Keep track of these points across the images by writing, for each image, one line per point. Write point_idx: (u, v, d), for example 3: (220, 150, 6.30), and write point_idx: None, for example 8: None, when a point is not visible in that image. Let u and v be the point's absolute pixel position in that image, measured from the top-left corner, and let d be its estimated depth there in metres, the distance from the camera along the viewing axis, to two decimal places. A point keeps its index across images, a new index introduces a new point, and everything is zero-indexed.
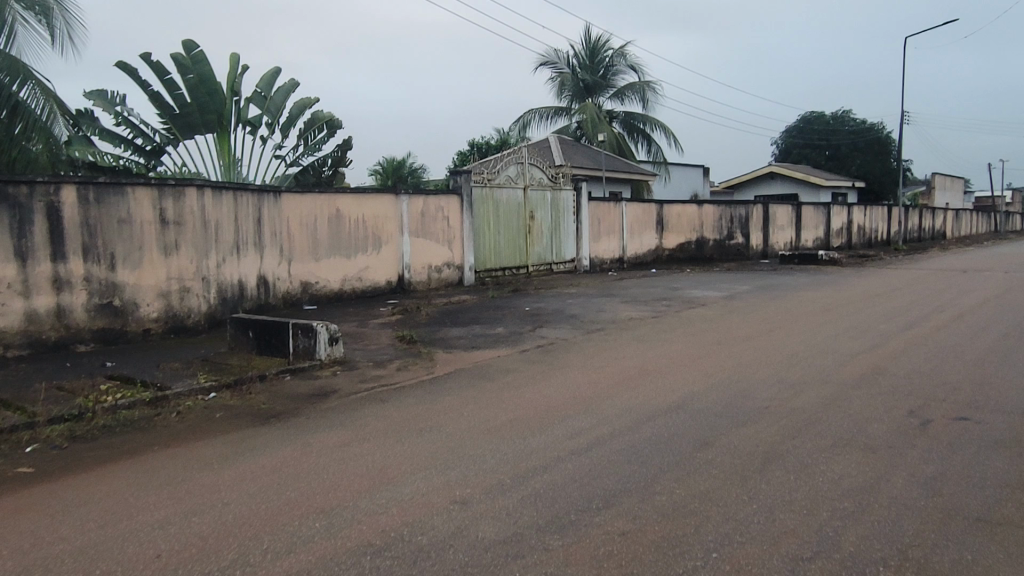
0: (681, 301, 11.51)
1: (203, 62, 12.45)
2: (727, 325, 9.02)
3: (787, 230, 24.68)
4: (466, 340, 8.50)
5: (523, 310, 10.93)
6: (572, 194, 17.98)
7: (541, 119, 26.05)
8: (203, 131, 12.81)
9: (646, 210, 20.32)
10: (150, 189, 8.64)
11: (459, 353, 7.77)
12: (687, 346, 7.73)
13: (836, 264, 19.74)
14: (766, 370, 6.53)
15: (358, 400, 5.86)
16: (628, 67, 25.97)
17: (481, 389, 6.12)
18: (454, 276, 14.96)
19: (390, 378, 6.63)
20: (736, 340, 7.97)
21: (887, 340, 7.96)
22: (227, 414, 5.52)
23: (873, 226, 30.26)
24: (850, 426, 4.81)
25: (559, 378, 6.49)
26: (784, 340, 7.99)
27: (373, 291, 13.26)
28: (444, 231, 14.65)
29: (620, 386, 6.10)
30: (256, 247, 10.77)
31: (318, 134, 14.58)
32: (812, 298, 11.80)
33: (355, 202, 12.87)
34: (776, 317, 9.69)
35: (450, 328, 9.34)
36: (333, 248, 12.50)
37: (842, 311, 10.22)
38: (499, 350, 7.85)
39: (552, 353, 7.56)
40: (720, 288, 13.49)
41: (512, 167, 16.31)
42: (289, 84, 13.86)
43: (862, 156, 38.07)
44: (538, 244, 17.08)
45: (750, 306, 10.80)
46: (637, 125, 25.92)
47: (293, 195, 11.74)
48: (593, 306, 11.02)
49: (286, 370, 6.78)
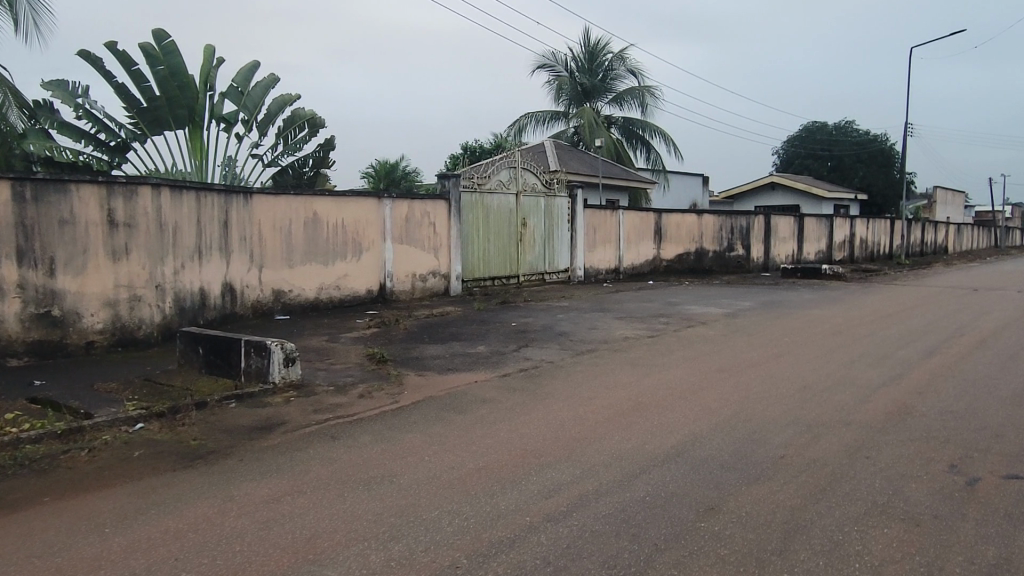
0: (679, 318, 10.72)
1: (174, 53, 11.64)
2: (730, 349, 8.25)
3: (789, 243, 23.92)
4: (442, 360, 7.69)
5: (510, 325, 10.14)
6: (567, 201, 17.22)
7: (537, 124, 25.30)
8: (172, 127, 11.98)
9: (644, 219, 19.59)
10: (97, 187, 7.83)
11: (432, 377, 6.97)
12: (687, 374, 6.94)
13: (841, 278, 18.99)
14: (777, 407, 5.74)
15: (307, 435, 5.05)
16: (628, 71, 25.27)
17: (451, 423, 5.32)
18: (440, 286, 14.15)
19: (349, 407, 5.82)
20: (741, 367, 7.19)
21: (908, 370, 7.20)
22: (150, 451, 4.71)
23: (876, 240, 29.56)
24: (884, 488, 4.03)
25: (542, 410, 5.70)
26: (794, 368, 7.21)
27: (352, 300, 12.45)
28: (431, 238, 13.85)
29: (611, 422, 5.32)
30: (221, 253, 9.96)
31: (299, 133, 13.78)
32: (820, 317, 11.05)
33: (334, 205, 12.08)
34: (782, 338, 8.92)
35: (428, 345, 8.55)
36: (309, 255, 11.70)
37: (854, 333, 9.46)
38: (478, 373, 7.04)
39: (536, 379, 6.77)
40: (720, 304, 12.73)
41: (504, 172, 15.55)
42: (269, 79, 13.08)
43: (865, 167, 37.42)
44: (531, 252, 16.33)
45: (754, 325, 10.02)
46: (636, 131, 25.18)
47: (265, 196, 10.95)
48: (585, 323, 10.24)
49: (231, 396, 5.96)
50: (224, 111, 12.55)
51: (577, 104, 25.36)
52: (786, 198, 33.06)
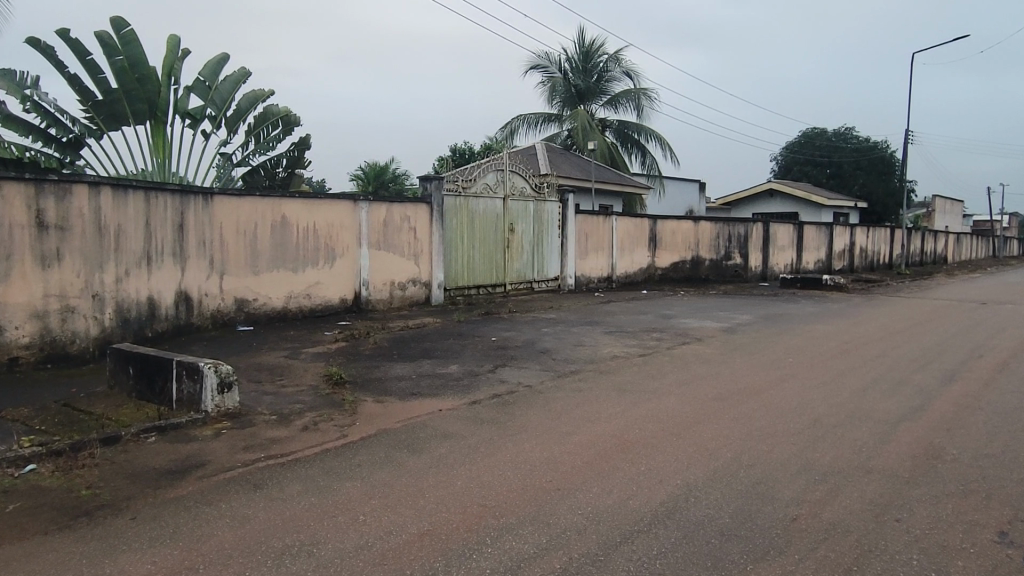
0: (673, 334, 9.91)
1: (133, 43, 10.82)
2: (728, 371, 7.43)
3: (788, 251, 23.17)
4: (406, 382, 6.86)
5: (489, 341, 9.32)
6: (557, 205, 16.43)
7: (529, 126, 24.53)
8: (132, 122, 11.15)
9: (639, 225, 18.82)
10: (24, 185, 7.00)
11: (392, 403, 6.14)
12: (680, 403, 6.13)
13: (843, 289, 18.25)
14: (785, 449, 4.93)
15: (226, 482, 4.23)
16: (623, 73, 24.52)
17: (401, 467, 4.50)
18: (421, 295, 13.34)
19: (287, 443, 5.00)
20: (742, 396, 6.38)
21: (930, 400, 6.40)
22: (30, 503, 3.88)
23: (876, 249, 28.85)
24: (925, 569, 3.22)
25: (511, 449, 4.87)
26: (801, 397, 6.40)
27: (324, 310, 11.63)
28: (411, 244, 13.05)
29: (590, 468, 4.50)
30: (175, 259, 9.14)
31: (272, 130, 12.94)
32: (825, 333, 10.25)
33: (305, 207, 11.27)
34: (785, 359, 8.12)
35: (395, 364, 7.71)
36: (277, 261, 10.88)
37: (863, 353, 8.67)
38: (444, 400, 6.21)
39: (509, 408, 5.94)
40: (718, 317, 11.95)
41: (490, 175, 14.76)
42: (239, 73, 12.27)
43: (865, 175, 36.74)
44: (518, 260, 15.54)
45: (754, 343, 9.22)
46: (631, 134, 24.43)
47: (227, 198, 10.11)
48: (570, 338, 9.44)
49: (151, 429, 5.13)
50: (190, 106, 11.71)
51: (571, 106, 24.61)
52: (784, 205, 32.36)
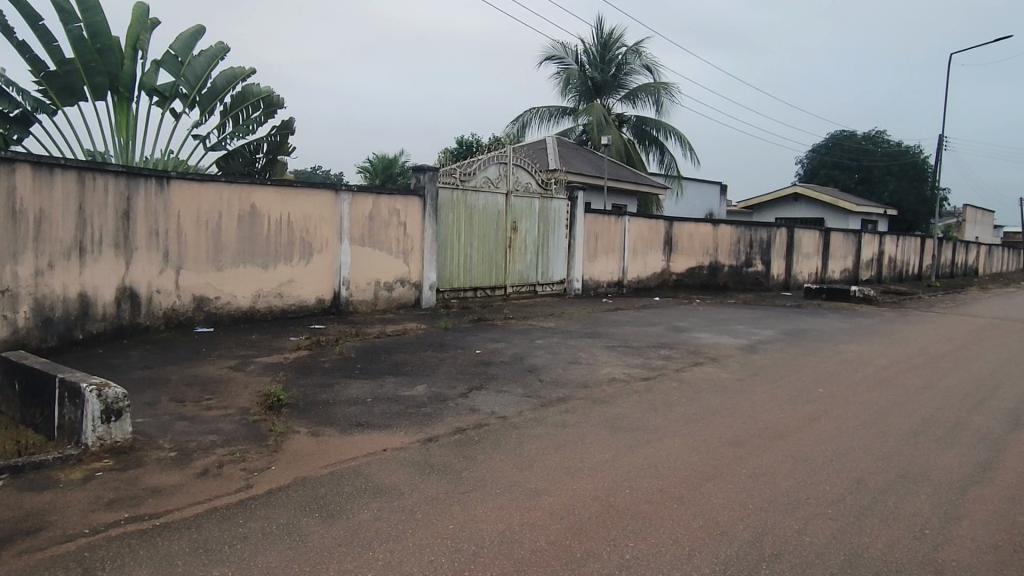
0: (683, 352, 8.66)
1: (93, 9, 9.76)
2: (747, 404, 6.18)
3: (813, 259, 21.72)
4: (356, 408, 5.68)
5: (471, 355, 8.12)
6: (565, 203, 15.21)
7: (542, 120, 23.30)
8: (91, 98, 10.09)
9: (653, 227, 17.58)
10: None
11: (328, 439, 4.95)
12: (686, 450, 4.89)
13: (872, 302, 16.88)
14: (821, 529, 3.69)
15: (53, 563, 3.09)
16: (643, 66, 23.20)
17: (297, 545, 3.31)
18: (409, 296, 12.19)
19: (171, 497, 3.85)
20: (763, 441, 5.14)
21: (999, 454, 5.13)
22: None
23: (906, 259, 27.31)
24: None
25: (456, 517, 3.68)
26: (837, 445, 5.15)
27: (297, 311, 10.52)
28: (400, 240, 11.87)
29: (556, 554, 3.31)
30: (117, 251, 8.06)
31: (252, 112, 11.84)
32: (858, 355, 8.97)
33: (278, 197, 10.15)
34: (814, 389, 6.86)
35: (351, 383, 6.54)
36: (243, 256, 9.77)
37: (907, 383, 7.38)
38: (393, 436, 5.02)
39: (469, 451, 4.74)
40: (737, 332, 10.69)
41: (492, 168, 13.55)
42: (216, 47, 11.22)
43: (896, 181, 35.11)
44: (520, 261, 14.35)
45: (778, 366, 7.95)
46: (649, 131, 23.16)
47: (185, 183, 9.02)
48: (566, 354, 8.25)
49: (2, 470, 4.00)
50: (158, 82, 10.62)
51: (587, 100, 23.36)
52: (809, 210, 30.90)
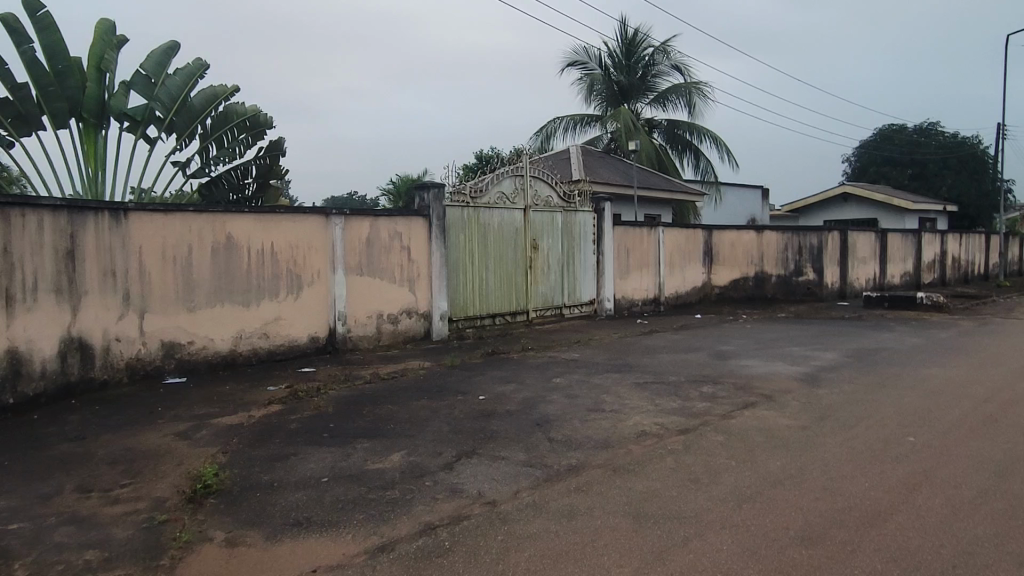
0: (730, 388, 7.15)
1: (48, 29, 8.90)
2: (819, 468, 4.69)
3: (870, 264, 19.84)
4: (302, 495, 4.37)
5: (472, 403, 6.77)
6: (591, 216, 13.82)
7: (567, 130, 21.98)
8: (51, 127, 9.11)
9: (691, 238, 16.11)
10: None
11: (246, 550, 3.64)
12: (739, 557, 3.45)
13: (943, 310, 15.04)
14: None
15: None
16: (672, 66, 21.77)
17: None
18: (418, 328, 10.93)
19: None
20: (849, 536, 3.66)
21: None
22: None
23: (970, 257, 25.11)
24: None
25: None
26: (956, 538, 3.64)
27: (287, 352, 9.34)
28: (404, 265, 10.64)
29: None
30: (58, 297, 6.97)
31: (237, 134, 10.82)
32: (947, 383, 7.34)
33: (259, 225, 9.01)
34: (903, 439, 5.31)
35: (312, 453, 5.24)
36: (220, 293, 8.63)
37: (1020, 424, 5.78)
38: (334, 544, 3.69)
39: (432, 569, 3.38)
40: (795, 355, 9.12)
41: (507, 181, 12.26)
42: (194, 64, 10.28)
43: (954, 175, 32.78)
44: (544, 282, 13.00)
45: (849, 405, 6.41)
46: (682, 135, 21.65)
47: (146, 215, 7.92)
48: (587, 398, 6.84)
49: None
50: (128, 105, 9.60)
51: (614, 106, 21.99)
52: (860, 210, 28.88)
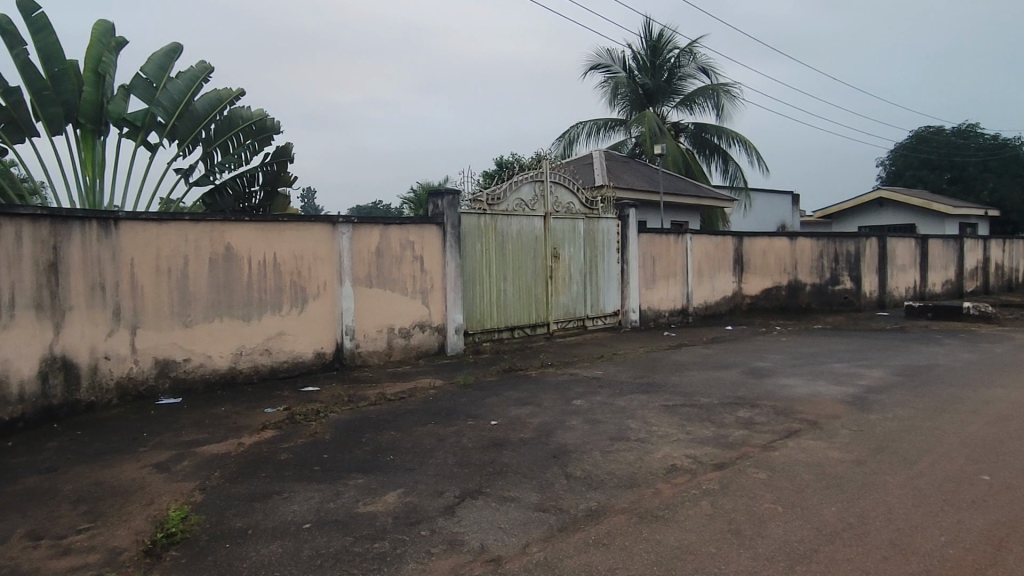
0: (770, 412, 6.44)
1: (44, 31, 8.51)
2: (883, 517, 3.98)
3: (910, 271, 18.87)
4: (277, 547, 3.77)
5: (483, 429, 6.14)
6: (615, 223, 13.15)
7: (590, 135, 21.33)
8: (46, 134, 8.71)
9: (720, 246, 15.37)
10: None
11: None
12: None
13: (992, 321, 14.10)
14: None
15: None
16: (699, 68, 21.10)
17: None
18: (432, 343, 10.34)
19: None
20: None
21: None
22: None
23: (1015, 265, 23.95)
24: None
25: None
26: None
27: (291, 369, 8.81)
28: (417, 276, 10.07)
29: None
30: (39, 314, 6.48)
31: (243, 139, 10.36)
32: (1014, 407, 6.55)
33: (260, 234, 8.50)
34: (976, 479, 4.57)
35: (299, 491, 4.65)
36: (218, 307, 8.12)
37: None
38: None
39: None
40: (839, 373, 8.35)
41: (526, 187, 11.64)
42: (197, 67, 9.85)
43: (995, 179, 31.50)
44: (565, 293, 12.35)
45: (908, 434, 5.66)
46: (710, 139, 20.90)
47: (138, 224, 7.44)
48: (610, 423, 6.18)
49: None
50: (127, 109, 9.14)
51: (638, 109, 21.29)
52: (896, 215, 27.86)
